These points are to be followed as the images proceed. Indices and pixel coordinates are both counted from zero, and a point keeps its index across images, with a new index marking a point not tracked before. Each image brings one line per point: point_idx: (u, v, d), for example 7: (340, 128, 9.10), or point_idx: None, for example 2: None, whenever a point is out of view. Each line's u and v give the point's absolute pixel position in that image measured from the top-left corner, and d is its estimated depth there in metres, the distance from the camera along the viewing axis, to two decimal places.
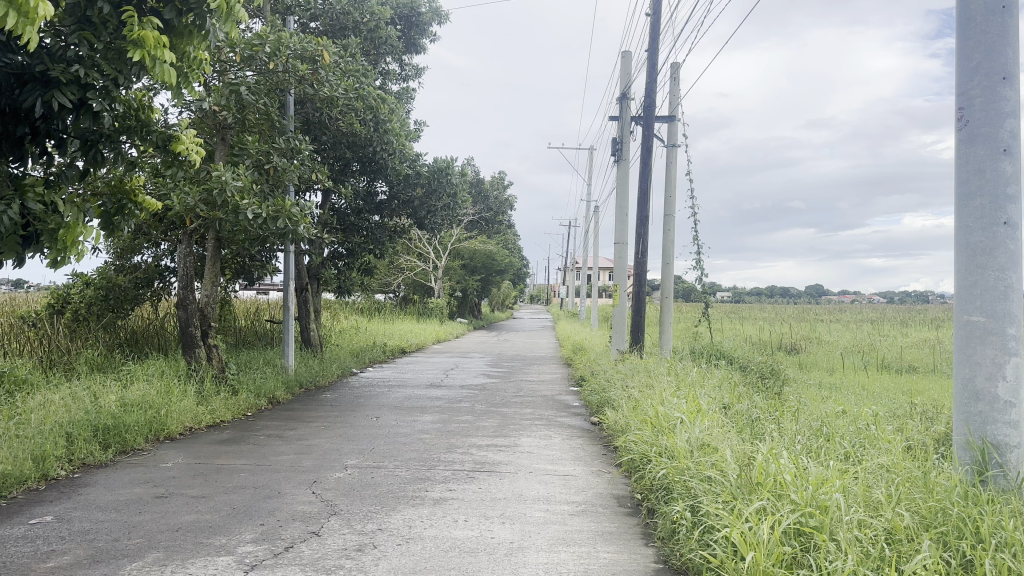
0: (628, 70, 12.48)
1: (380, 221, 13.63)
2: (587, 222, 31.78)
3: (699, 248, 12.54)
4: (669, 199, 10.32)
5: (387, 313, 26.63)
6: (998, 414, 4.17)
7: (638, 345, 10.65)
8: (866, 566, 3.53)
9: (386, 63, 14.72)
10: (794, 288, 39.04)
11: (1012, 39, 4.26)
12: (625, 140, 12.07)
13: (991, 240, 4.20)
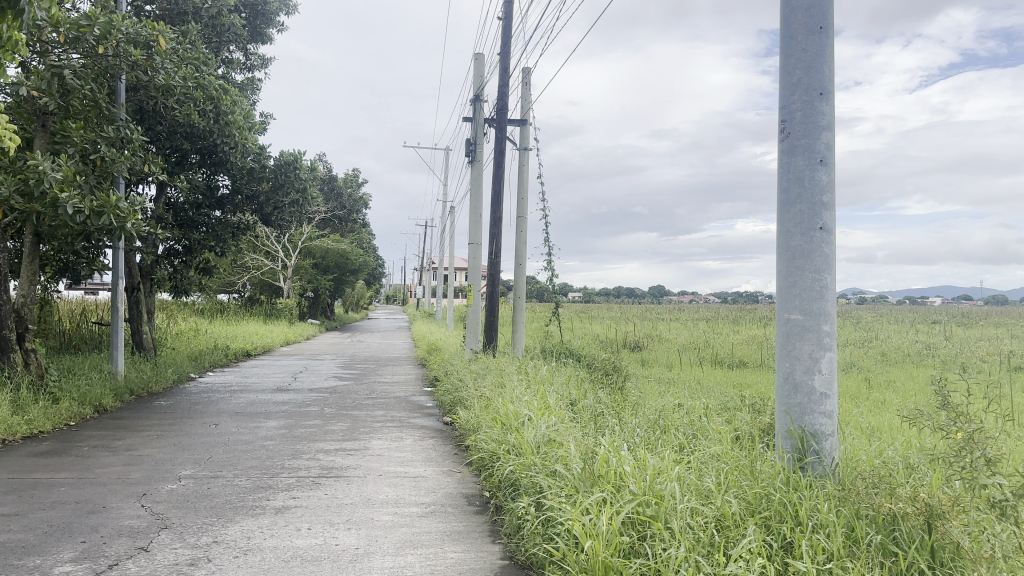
0: (481, 71, 12.58)
1: (221, 217, 13.02)
2: (442, 223, 31.87)
3: (550, 250, 12.80)
4: (521, 201, 10.47)
5: (231, 315, 25.47)
6: (815, 405, 4.50)
7: (492, 344, 10.70)
8: (696, 552, 3.72)
9: (229, 52, 14.07)
10: (637, 289, 40.96)
11: (828, 58, 4.59)
12: (479, 142, 12.15)
13: (809, 243, 4.53)
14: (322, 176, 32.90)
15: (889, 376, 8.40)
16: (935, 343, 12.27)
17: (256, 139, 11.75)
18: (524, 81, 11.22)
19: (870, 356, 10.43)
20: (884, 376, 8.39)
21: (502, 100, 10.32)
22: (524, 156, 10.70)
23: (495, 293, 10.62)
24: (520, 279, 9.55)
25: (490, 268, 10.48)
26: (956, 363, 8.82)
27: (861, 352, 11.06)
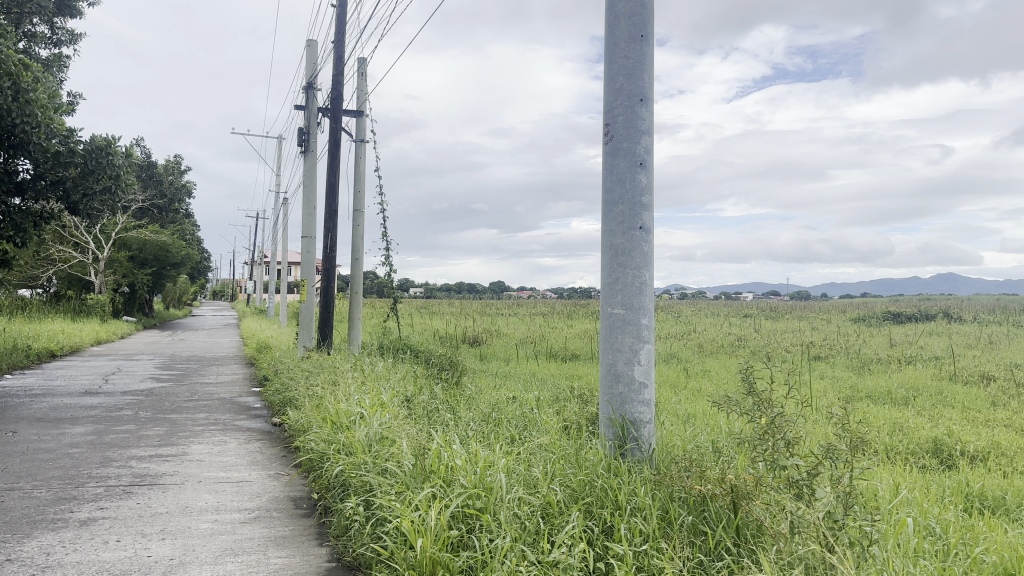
0: (314, 60, 12.25)
1: (21, 205, 11.84)
2: (276, 216, 30.78)
3: (388, 245, 12.68)
4: (358, 194, 10.29)
5: (33, 312, 23.19)
6: (634, 394, 4.72)
7: (327, 341, 10.43)
8: (523, 542, 3.82)
9: (31, 24, 12.86)
10: (477, 285, 41.45)
11: (648, 66, 4.80)
12: (313, 132, 11.82)
13: (630, 242, 4.75)
14: (141, 163, 30.67)
15: (704, 366, 9.01)
16: (746, 335, 13.33)
17: (62, 118, 10.84)
18: (359, 72, 11.04)
19: (689, 347, 11.15)
20: (700, 366, 9.00)
21: (336, 90, 10.10)
22: (359, 148, 10.52)
23: (330, 288, 10.37)
24: (356, 274, 9.39)
25: (324, 262, 10.23)
26: (761, 353, 9.62)
27: (682, 343, 11.80)
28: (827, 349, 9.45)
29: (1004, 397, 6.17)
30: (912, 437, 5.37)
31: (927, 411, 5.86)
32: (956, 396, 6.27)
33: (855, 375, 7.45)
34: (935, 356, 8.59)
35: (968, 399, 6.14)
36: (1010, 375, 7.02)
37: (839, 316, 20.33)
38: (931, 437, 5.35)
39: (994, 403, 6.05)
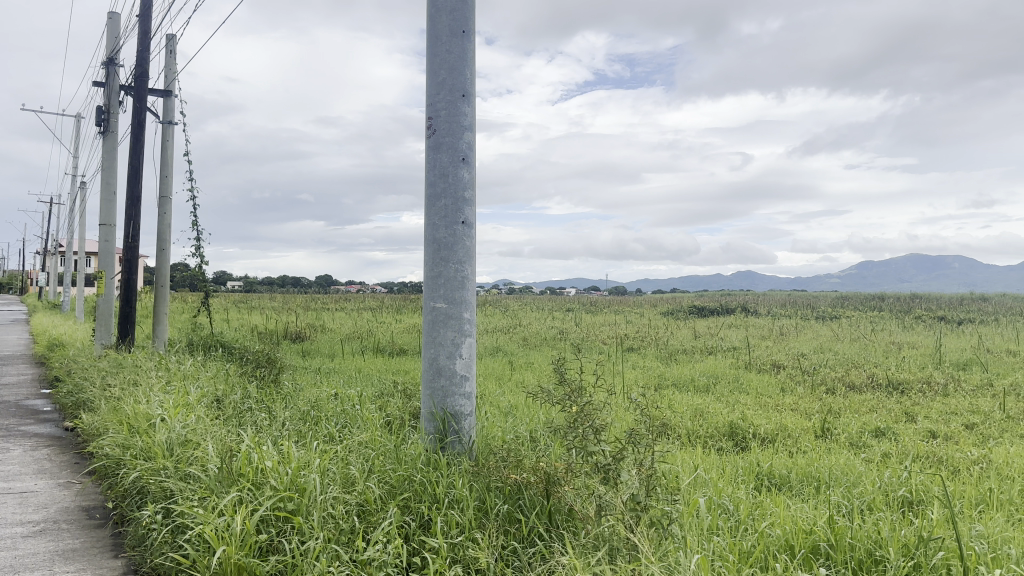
0: (115, 33, 11.32)
1: None
2: (74, 202, 28.23)
3: (201, 235, 11.99)
4: (165, 179, 9.63)
5: None
6: (456, 387, 4.64)
7: (129, 338, 9.70)
8: (335, 542, 3.76)
9: None
10: (303, 278, 40.24)
11: (470, 61, 4.70)
12: (113, 112, 10.93)
13: (453, 237, 4.61)
14: None
15: (526, 359, 9.26)
16: (567, 329, 13.87)
17: None
18: (167, 49, 10.33)
19: (514, 340, 11.45)
20: (523, 359, 9.24)
21: (141, 66, 9.38)
22: (167, 130, 9.85)
23: (134, 281, 9.65)
24: (162, 266, 8.78)
25: (126, 253, 9.49)
26: (578, 345, 10.04)
27: (507, 336, 12.08)
28: (639, 341, 10.03)
29: (789, 383, 6.82)
30: (710, 422, 5.70)
31: (726, 398, 6.32)
32: (750, 383, 6.85)
33: (663, 365, 7.95)
34: (732, 347, 9.35)
35: (760, 386, 6.72)
36: (795, 363, 7.77)
37: (652, 309, 21.65)
38: (726, 421, 5.70)
39: (781, 388, 6.67)
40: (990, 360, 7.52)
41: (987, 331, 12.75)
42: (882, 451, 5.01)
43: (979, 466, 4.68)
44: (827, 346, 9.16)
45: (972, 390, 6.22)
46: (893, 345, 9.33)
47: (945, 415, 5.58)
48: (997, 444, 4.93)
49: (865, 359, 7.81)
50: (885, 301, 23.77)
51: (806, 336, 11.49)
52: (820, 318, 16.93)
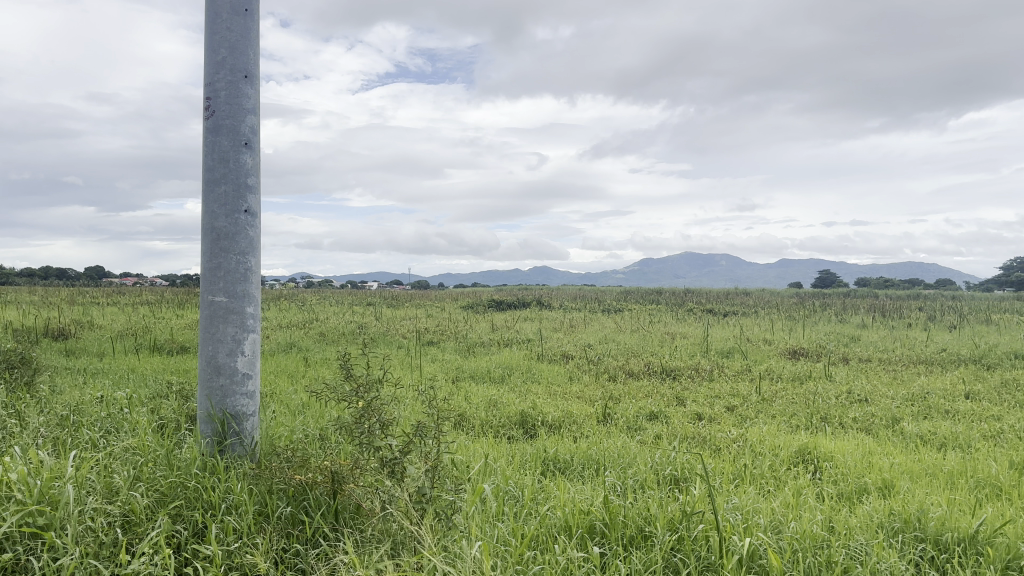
0: None
1: None
2: None
3: None
4: None
5: None
6: (236, 386, 4.38)
7: None
8: (94, 557, 3.43)
9: None
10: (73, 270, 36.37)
11: (253, 41, 4.45)
12: None
13: (233, 226, 4.32)
14: None
15: (321, 354, 9.03)
16: (367, 323, 13.69)
17: None
18: None
19: (310, 336, 11.11)
20: (318, 354, 9.01)
21: None
22: None
23: None
24: None
25: None
26: (375, 339, 9.95)
27: (302, 332, 11.69)
28: (438, 334, 10.12)
29: (577, 372, 7.18)
30: (502, 412, 5.83)
31: (519, 387, 6.53)
32: (542, 373, 7.14)
33: (460, 357, 8.07)
34: (526, 339, 9.70)
35: (550, 375, 7.01)
36: (583, 353, 8.21)
37: (454, 304, 21.90)
38: (518, 410, 5.87)
39: (570, 377, 7.01)
40: (749, 348, 8.40)
41: (748, 322, 14.23)
42: (656, 433, 5.33)
43: (736, 443, 5.09)
44: (612, 337, 9.76)
45: (733, 374, 6.89)
46: (668, 335, 10.14)
47: (710, 398, 6.09)
48: (752, 423, 5.44)
49: (644, 349, 8.41)
50: (663, 295, 25.77)
51: (595, 328, 12.18)
52: (608, 311, 18.00)
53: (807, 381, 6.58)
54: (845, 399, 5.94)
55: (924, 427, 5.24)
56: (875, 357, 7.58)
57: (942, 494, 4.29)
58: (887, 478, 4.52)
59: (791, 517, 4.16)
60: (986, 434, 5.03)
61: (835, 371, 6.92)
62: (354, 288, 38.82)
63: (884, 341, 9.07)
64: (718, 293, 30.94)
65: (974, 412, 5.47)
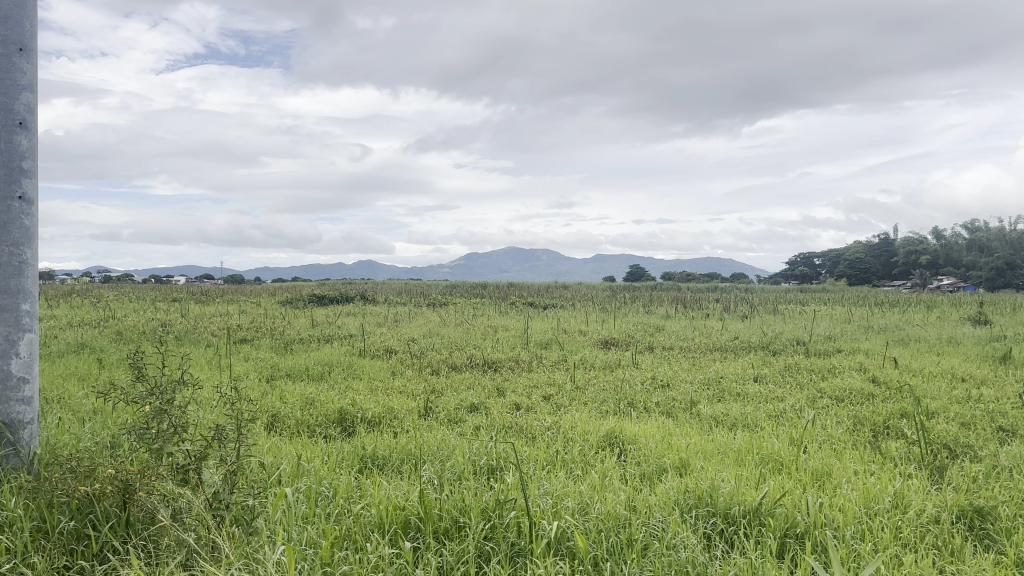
0: None
1: None
2: None
3: None
4: None
5: None
6: (10, 392, 3.98)
7: None
8: None
9: None
10: None
11: (28, 12, 4.04)
12: None
13: (5, 214, 3.91)
14: None
15: (119, 355, 8.37)
16: (175, 320, 12.86)
17: None
18: None
19: (106, 336, 10.25)
20: (116, 355, 8.35)
21: None
22: None
23: None
24: None
25: None
26: (183, 336, 9.37)
27: (96, 331, 10.76)
28: (253, 332, 9.70)
29: (400, 367, 7.15)
30: (320, 410, 5.68)
31: (338, 384, 6.41)
32: (364, 369, 7.05)
33: (276, 355, 7.78)
34: (348, 334, 9.54)
35: (371, 371, 6.94)
36: (407, 348, 8.20)
37: (275, 299, 21.06)
38: (335, 408, 5.74)
39: (392, 372, 6.98)
40: (565, 339, 8.74)
41: (565, 314, 14.86)
42: (474, 425, 5.39)
43: (550, 431, 5.27)
44: (435, 331, 9.82)
45: (551, 364, 7.15)
46: (490, 328, 10.36)
47: (528, 388, 6.28)
48: (566, 411, 5.65)
49: (466, 342, 8.52)
50: (487, 289, 26.17)
51: (418, 322, 12.21)
52: (434, 306, 18.06)
53: (617, 368, 6.95)
54: (651, 385, 6.33)
55: (718, 408, 5.68)
56: (678, 345, 8.14)
57: (731, 470, 4.65)
58: (685, 457, 4.85)
59: (597, 498, 4.34)
60: (771, 414, 5.53)
61: (643, 359, 7.36)
62: (168, 284, 36.20)
63: (687, 330, 9.76)
64: (542, 285, 31.89)
65: (761, 394, 6.01)
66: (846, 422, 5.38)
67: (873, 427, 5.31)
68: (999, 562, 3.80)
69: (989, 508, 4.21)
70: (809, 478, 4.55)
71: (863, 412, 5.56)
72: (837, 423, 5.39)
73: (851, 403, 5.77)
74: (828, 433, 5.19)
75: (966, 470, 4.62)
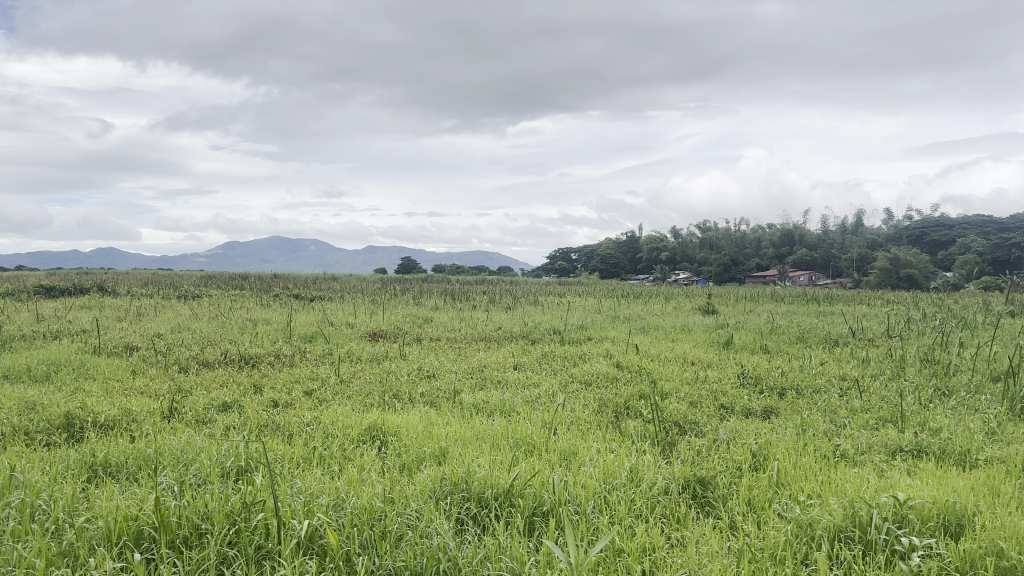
0: None
1: None
2: None
3: None
4: None
5: None
6: None
7: None
8: None
9: None
10: None
11: None
12: None
13: None
14: None
15: None
16: None
17: None
18: None
19: None
20: None
21: None
22: None
23: None
24: None
25: None
26: None
27: None
28: None
29: (142, 365, 6.60)
30: (42, 416, 5.09)
31: (67, 386, 5.77)
32: (98, 368, 6.41)
33: None
34: (78, 330, 8.61)
35: (108, 370, 6.33)
36: (151, 344, 7.60)
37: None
38: (63, 413, 5.17)
39: (132, 371, 6.43)
40: (330, 332, 8.56)
41: (332, 306, 14.60)
42: (226, 425, 5.11)
43: (308, 427, 5.14)
44: (184, 325, 9.17)
45: (314, 358, 6.98)
46: (248, 321, 9.90)
47: (288, 384, 6.08)
48: (326, 405, 5.56)
49: (221, 337, 8.06)
50: (249, 280, 24.80)
51: (167, 316, 11.33)
52: (187, 298, 16.88)
53: (383, 361, 6.95)
54: (415, 376, 6.40)
55: (479, 396, 5.87)
56: (444, 335, 8.31)
57: (485, 455, 4.81)
58: (442, 446, 4.94)
59: (353, 493, 4.28)
60: (526, 399, 5.81)
61: (408, 350, 7.41)
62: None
63: (454, 321, 9.98)
64: (314, 277, 30.90)
65: (518, 380, 6.30)
66: (593, 404, 5.79)
67: (616, 408, 5.77)
68: (716, 526, 4.26)
69: (709, 478, 4.72)
70: (557, 459, 4.84)
71: (608, 394, 6.02)
72: (585, 405, 5.79)
73: (597, 387, 6.22)
74: (576, 416, 5.55)
75: (691, 444, 5.16)
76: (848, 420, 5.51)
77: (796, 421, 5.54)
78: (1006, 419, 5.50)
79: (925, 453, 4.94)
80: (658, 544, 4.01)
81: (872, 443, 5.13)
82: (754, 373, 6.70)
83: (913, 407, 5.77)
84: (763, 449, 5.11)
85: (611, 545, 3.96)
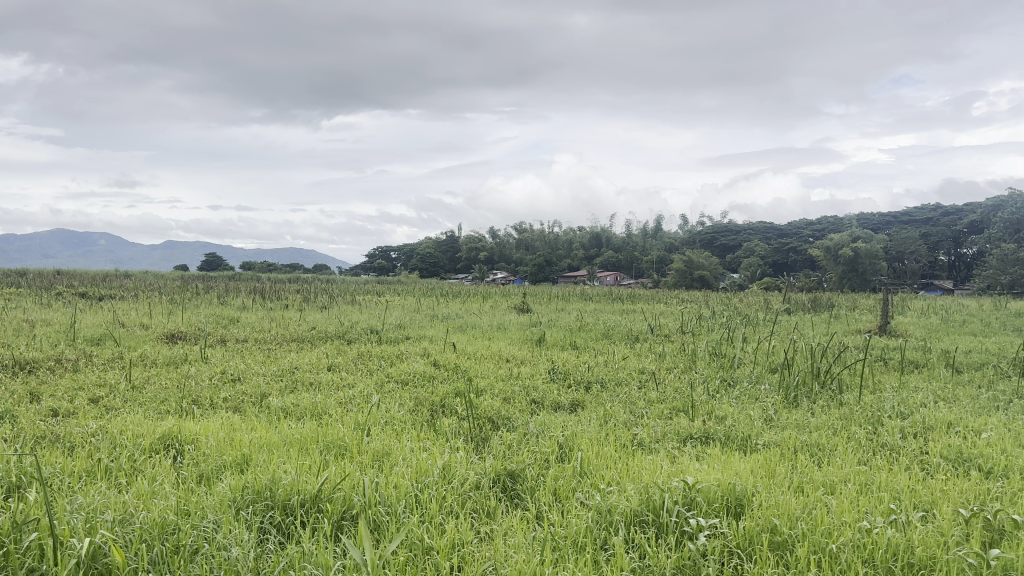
0: None
1: None
2: None
3: None
4: None
5: None
6: None
7: None
8: None
9: None
10: None
11: None
12: None
13: None
14: None
15: None
16: None
17: None
18: None
19: None
20: None
21: None
22: None
23: None
24: None
25: None
26: None
27: None
28: None
29: None
30: None
31: None
32: None
33: None
34: None
35: None
36: None
37: None
38: None
39: None
40: (122, 334, 7.94)
41: (122, 306, 13.56)
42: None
43: (94, 438, 4.74)
44: None
45: (102, 364, 6.44)
46: (26, 323, 8.94)
47: (70, 392, 5.57)
48: (116, 414, 5.15)
49: None
50: (25, 277, 22.35)
51: None
52: None
53: (182, 364, 6.56)
54: (219, 380, 6.09)
55: (288, 399, 5.70)
56: (252, 337, 7.97)
57: (292, 460, 4.66)
58: (246, 453, 4.73)
59: (143, 507, 3.99)
60: (339, 400, 5.70)
61: (212, 353, 7.05)
62: None
63: (262, 321, 9.61)
64: (111, 274, 28.43)
65: (331, 382, 6.17)
66: (408, 404, 5.78)
67: (431, 406, 5.81)
68: (523, 517, 4.39)
69: (518, 471, 4.86)
70: (368, 460, 4.78)
71: (423, 393, 6.05)
72: (400, 404, 5.78)
73: (413, 386, 6.22)
74: (390, 416, 5.52)
75: (503, 439, 5.30)
76: (646, 411, 5.89)
77: (600, 413, 5.84)
78: (780, 406, 6.11)
79: (712, 440, 5.39)
80: (466, 539, 4.06)
81: (667, 431, 5.51)
82: (563, 369, 7.00)
83: (702, 397, 6.27)
84: (569, 441, 5.35)
85: (421, 543, 3.96)
